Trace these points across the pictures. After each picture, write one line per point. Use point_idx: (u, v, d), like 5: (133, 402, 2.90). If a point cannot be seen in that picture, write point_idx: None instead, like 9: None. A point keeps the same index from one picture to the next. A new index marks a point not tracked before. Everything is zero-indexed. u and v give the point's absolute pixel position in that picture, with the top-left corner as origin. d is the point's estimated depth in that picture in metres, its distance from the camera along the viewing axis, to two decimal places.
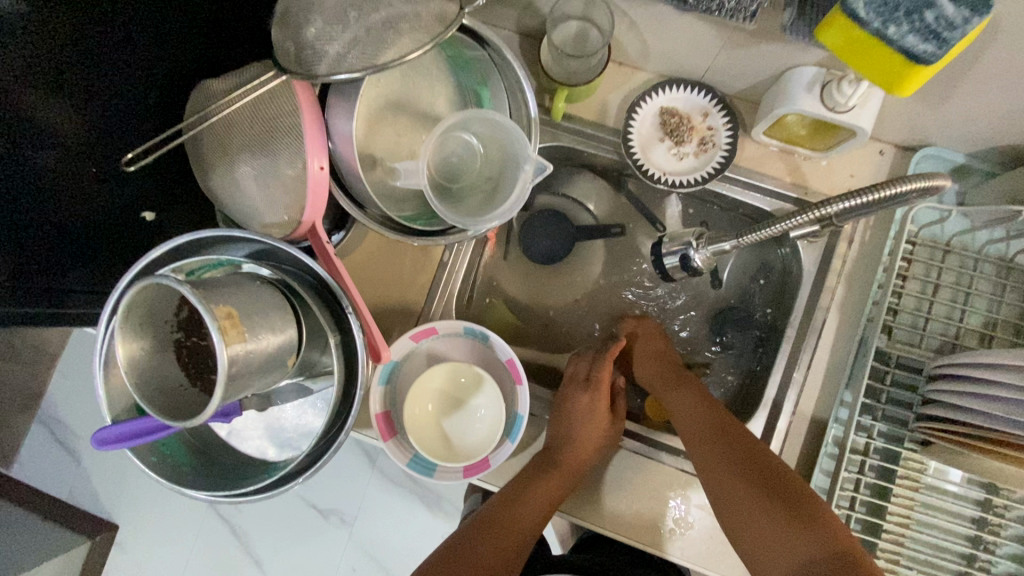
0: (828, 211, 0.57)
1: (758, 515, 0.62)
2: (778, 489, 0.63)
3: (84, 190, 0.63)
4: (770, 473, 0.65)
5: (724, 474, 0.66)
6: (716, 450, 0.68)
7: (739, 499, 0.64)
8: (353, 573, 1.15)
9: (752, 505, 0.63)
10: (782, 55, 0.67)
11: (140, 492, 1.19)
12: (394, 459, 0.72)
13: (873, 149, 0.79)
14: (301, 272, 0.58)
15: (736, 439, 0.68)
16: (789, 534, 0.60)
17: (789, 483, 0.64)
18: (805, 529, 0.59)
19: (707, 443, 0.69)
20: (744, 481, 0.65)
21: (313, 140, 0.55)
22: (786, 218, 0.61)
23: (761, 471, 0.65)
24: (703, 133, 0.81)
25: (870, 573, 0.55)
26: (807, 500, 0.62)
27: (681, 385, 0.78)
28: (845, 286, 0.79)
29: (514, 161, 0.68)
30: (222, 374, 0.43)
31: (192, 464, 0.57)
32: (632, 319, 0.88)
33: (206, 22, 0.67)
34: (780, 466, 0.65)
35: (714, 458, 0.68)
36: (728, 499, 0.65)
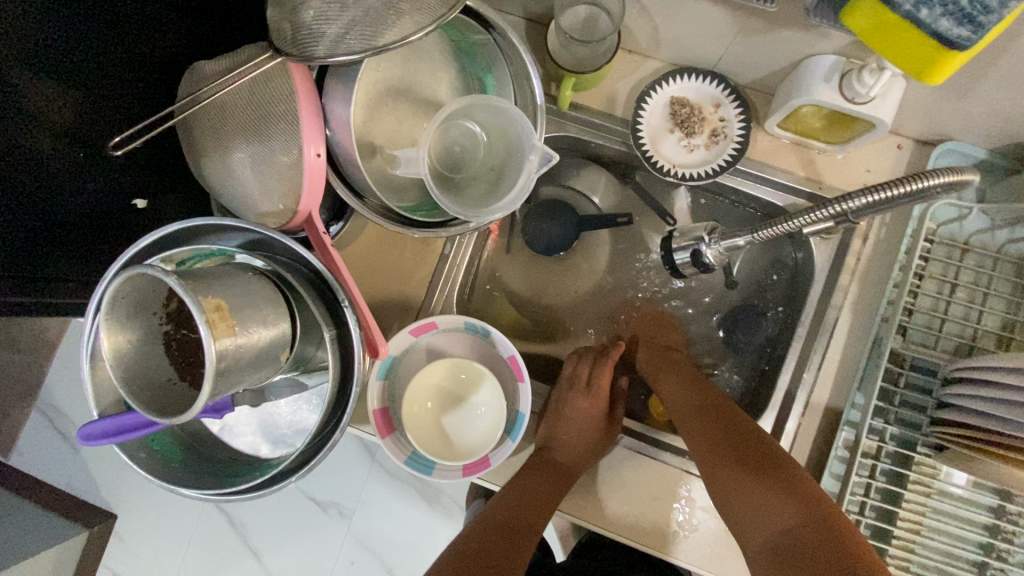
0: (847, 207, 0.54)
1: (741, 482, 0.65)
2: (761, 461, 0.65)
3: (75, 177, 0.60)
4: (756, 447, 0.67)
5: (709, 446, 0.69)
6: (704, 424, 0.72)
7: (724, 471, 0.66)
8: (351, 567, 1.13)
9: (736, 476, 0.65)
10: (799, 42, 0.64)
11: (139, 483, 1.16)
12: (391, 456, 0.70)
13: (891, 143, 0.76)
14: (295, 264, 0.56)
15: (726, 418, 0.71)
16: (770, 501, 0.62)
17: (768, 452, 0.66)
18: (785, 496, 0.61)
19: (696, 419, 0.73)
20: (729, 451, 0.67)
21: (308, 126, 0.53)
22: (802, 214, 0.58)
23: (747, 445, 0.67)
24: (715, 124, 0.78)
25: (842, 528, 0.57)
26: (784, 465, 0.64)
27: (673, 371, 0.80)
28: (859, 284, 0.77)
29: (518, 150, 0.66)
30: (210, 369, 0.41)
31: (182, 460, 0.55)
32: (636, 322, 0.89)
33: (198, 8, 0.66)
34: (767, 442, 0.67)
35: (705, 435, 0.71)
36: (713, 471, 0.67)
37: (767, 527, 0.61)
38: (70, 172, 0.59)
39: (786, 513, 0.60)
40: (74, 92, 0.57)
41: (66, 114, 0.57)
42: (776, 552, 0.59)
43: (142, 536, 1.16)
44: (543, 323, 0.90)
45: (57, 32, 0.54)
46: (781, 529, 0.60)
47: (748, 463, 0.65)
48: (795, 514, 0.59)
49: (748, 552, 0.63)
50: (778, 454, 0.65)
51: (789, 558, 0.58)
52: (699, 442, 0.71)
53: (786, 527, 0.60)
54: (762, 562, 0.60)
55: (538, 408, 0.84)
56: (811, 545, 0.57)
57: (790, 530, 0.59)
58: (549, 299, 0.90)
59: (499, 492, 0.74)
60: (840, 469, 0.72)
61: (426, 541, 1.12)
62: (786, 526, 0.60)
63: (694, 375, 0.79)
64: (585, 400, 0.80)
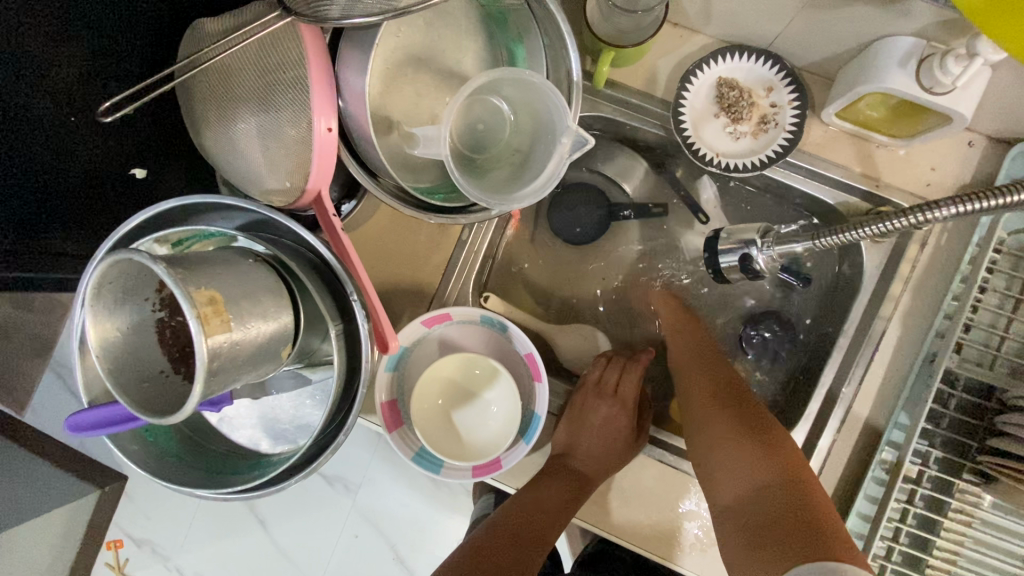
0: (929, 218, 0.47)
1: (722, 437, 0.63)
2: (749, 423, 0.63)
3: (70, 145, 0.56)
4: (749, 412, 0.65)
5: (704, 402, 0.68)
6: (702, 382, 0.70)
7: (712, 425, 0.65)
8: (354, 539, 1.10)
9: (725, 433, 0.63)
10: (872, 21, 0.57)
11: None
12: (398, 452, 0.67)
13: (962, 139, 0.69)
14: (301, 249, 0.52)
15: (727, 381, 0.69)
16: (752, 461, 0.59)
17: (760, 416, 0.64)
18: (766, 458, 0.59)
19: (697, 376, 0.71)
20: (721, 409, 0.66)
21: (319, 96, 0.48)
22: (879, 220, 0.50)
23: (739, 407, 0.65)
24: (765, 110, 0.71)
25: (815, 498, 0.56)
26: (773, 431, 0.62)
27: (687, 337, 0.76)
28: (912, 294, 0.71)
29: (548, 132, 0.60)
30: (201, 370, 0.37)
31: (178, 454, 0.52)
32: None
33: None
34: (763, 411, 0.65)
35: (701, 390, 0.69)
36: (703, 426, 0.66)
37: (740, 487, 0.59)
38: (66, 141, 0.55)
39: (765, 475, 0.58)
40: (71, 54, 0.52)
41: (63, 76, 0.53)
42: (744, 512, 0.58)
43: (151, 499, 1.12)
44: (562, 317, 0.85)
45: None
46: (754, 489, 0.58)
47: (737, 422, 0.63)
48: (773, 479, 0.58)
49: (716, 509, 0.61)
50: (770, 422, 0.63)
51: (755, 520, 0.56)
52: (692, 400, 0.69)
53: (758, 490, 0.58)
54: (728, 519, 0.59)
55: (554, 408, 0.80)
56: (782, 511, 0.55)
57: (763, 493, 0.57)
58: (571, 291, 0.85)
59: (511, 496, 0.70)
60: (875, 492, 0.67)
61: (432, 521, 1.09)
62: (762, 487, 0.58)
63: (711, 342, 0.75)
64: (609, 406, 0.75)
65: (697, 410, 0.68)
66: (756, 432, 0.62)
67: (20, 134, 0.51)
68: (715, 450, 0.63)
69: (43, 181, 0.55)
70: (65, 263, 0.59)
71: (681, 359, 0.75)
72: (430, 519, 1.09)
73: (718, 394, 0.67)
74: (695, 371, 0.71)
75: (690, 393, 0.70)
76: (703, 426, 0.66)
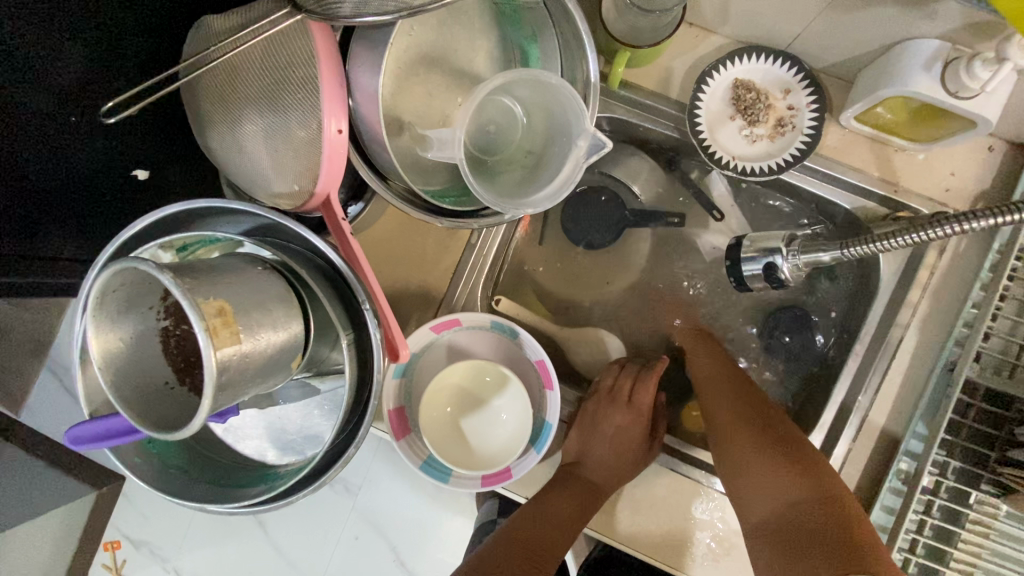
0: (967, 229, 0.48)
1: (748, 451, 0.62)
2: (774, 436, 0.63)
3: (67, 146, 0.53)
4: (774, 424, 0.65)
5: (724, 415, 0.67)
6: (721, 395, 0.69)
7: (737, 439, 0.64)
8: (355, 542, 1.08)
9: (750, 447, 0.63)
10: (894, 22, 0.56)
11: None
12: (406, 460, 0.66)
13: (981, 144, 0.67)
14: (309, 255, 0.50)
15: (746, 392, 0.69)
16: (782, 475, 0.59)
17: (784, 429, 0.64)
18: (796, 468, 0.59)
19: (716, 388, 0.70)
20: (743, 422, 0.65)
21: (330, 96, 0.46)
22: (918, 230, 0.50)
23: (762, 419, 0.65)
24: (782, 113, 0.70)
25: (848, 511, 0.55)
26: (799, 443, 0.62)
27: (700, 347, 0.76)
28: (929, 301, 0.69)
29: (564, 134, 0.58)
30: (210, 384, 0.35)
31: (182, 466, 0.50)
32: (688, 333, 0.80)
33: None
34: (785, 422, 0.65)
35: (721, 404, 0.68)
36: (726, 440, 0.65)
37: (770, 499, 0.59)
38: (63, 141, 0.53)
39: (796, 489, 0.58)
40: (68, 52, 0.51)
41: (61, 74, 0.51)
42: (777, 526, 0.58)
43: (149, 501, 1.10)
44: (573, 322, 0.84)
45: None
46: (786, 504, 0.58)
47: (762, 434, 0.63)
48: (804, 491, 0.58)
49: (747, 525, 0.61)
50: (794, 434, 0.63)
51: (790, 535, 0.56)
52: (714, 410, 0.69)
53: (790, 503, 0.58)
54: (761, 535, 0.59)
55: (565, 415, 0.78)
56: (816, 524, 0.55)
57: (795, 507, 0.57)
58: (580, 295, 0.84)
59: (522, 506, 0.69)
60: (892, 502, 0.66)
61: (435, 523, 1.08)
62: (793, 501, 0.58)
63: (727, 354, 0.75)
64: (623, 415, 0.73)
65: (719, 423, 0.67)
66: (782, 444, 0.62)
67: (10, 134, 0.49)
68: (742, 465, 0.62)
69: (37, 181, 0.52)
70: (63, 267, 0.57)
71: (697, 371, 0.74)
72: (433, 521, 1.07)
73: (742, 405, 0.67)
74: (713, 384, 0.71)
75: (710, 407, 0.69)
76: (726, 439, 0.65)
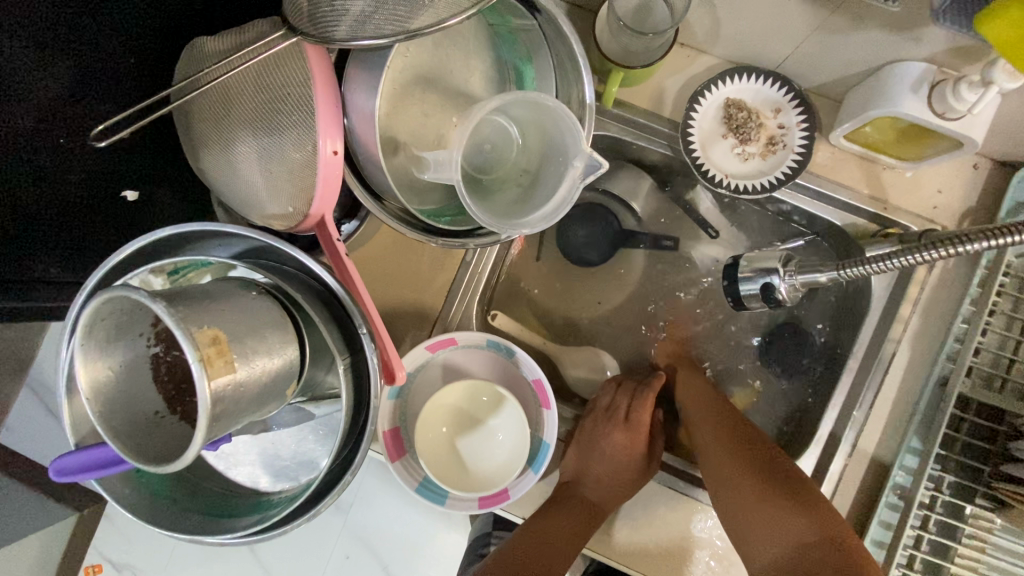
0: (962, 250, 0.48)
1: (750, 494, 0.62)
2: (772, 474, 0.64)
3: (57, 168, 0.53)
4: (773, 461, 0.65)
5: (720, 454, 0.67)
6: (715, 433, 0.69)
7: (737, 479, 0.64)
8: (346, 561, 1.05)
9: (753, 489, 0.63)
10: (883, 46, 0.57)
11: None
12: (401, 483, 0.65)
13: (967, 163, 0.69)
14: (305, 277, 0.49)
15: (740, 429, 0.69)
16: (788, 516, 0.60)
17: (782, 467, 0.65)
18: (800, 508, 0.60)
19: (710, 426, 0.70)
20: (740, 461, 0.65)
21: (325, 116, 0.46)
22: (912, 251, 0.50)
23: (759, 457, 0.66)
24: (773, 132, 0.71)
25: (856, 552, 0.56)
26: (798, 481, 0.63)
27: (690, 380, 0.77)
28: (921, 317, 0.70)
29: (560, 154, 0.58)
30: (203, 414, 0.35)
31: (171, 496, 0.48)
32: (670, 351, 0.81)
33: None
34: (780, 458, 0.66)
35: (717, 443, 0.68)
36: (725, 481, 0.65)
37: (781, 543, 0.59)
38: (51, 159, 0.52)
39: (802, 528, 0.59)
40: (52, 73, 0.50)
41: (48, 94, 0.50)
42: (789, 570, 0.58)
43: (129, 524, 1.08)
44: (568, 338, 0.84)
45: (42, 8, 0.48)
46: (795, 546, 0.58)
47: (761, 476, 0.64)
48: (813, 532, 0.58)
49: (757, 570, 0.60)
50: (792, 472, 0.64)
51: None
52: (709, 450, 0.68)
53: (797, 544, 0.58)
54: None
55: (562, 433, 0.77)
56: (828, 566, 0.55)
57: (805, 549, 0.58)
58: (576, 311, 0.84)
59: (517, 527, 0.68)
60: (889, 518, 0.66)
61: (428, 539, 1.06)
62: (801, 542, 0.58)
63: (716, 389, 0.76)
64: (622, 434, 0.72)
65: (714, 462, 0.67)
66: (786, 482, 0.63)
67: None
68: (746, 508, 0.62)
69: (12, 197, 0.50)
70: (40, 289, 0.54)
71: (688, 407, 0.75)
72: (426, 539, 1.05)
73: (737, 443, 0.67)
74: (705, 421, 0.71)
75: (706, 445, 0.69)
76: (724, 480, 0.65)
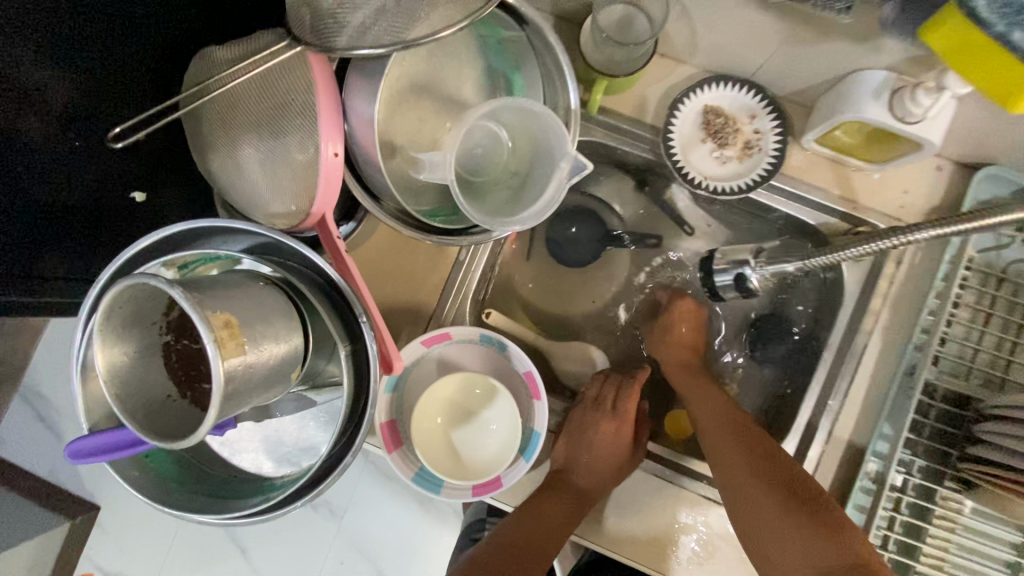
0: (917, 237, 0.54)
1: (772, 518, 0.62)
2: (793, 494, 0.63)
3: (68, 169, 0.56)
4: (790, 479, 0.64)
5: (738, 474, 0.66)
6: (731, 450, 0.68)
7: (757, 502, 0.64)
8: (340, 566, 1.09)
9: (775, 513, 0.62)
10: (848, 55, 0.61)
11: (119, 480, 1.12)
12: (399, 472, 0.68)
13: (930, 164, 0.73)
14: (307, 271, 0.52)
15: (756, 444, 0.68)
16: (810, 540, 0.60)
17: (803, 486, 0.64)
18: (823, 532, 0.59)
19: (724, 443, 0.69)
20: (758, 480, 0.65)
21: (327, 121, 0.49)
22: (872, 240, 0.57)
23: (778, 476, 0.65)
24: (749, 136, 0.75)
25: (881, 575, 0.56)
26: (819, 501, 0.62)
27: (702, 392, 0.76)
28: (890, 310, 0.74)
29: (547, 157, 0.62)
30: (217, 391, 0.37)
31: (179, 480, 0.51)
32: (658, 337, 0.82)
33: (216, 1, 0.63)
34: (800, 475, 0.65)
35: (733, 462, 0.67)
36: (745, 503, 0.65)
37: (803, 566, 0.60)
38: (63, 162, 0.55)
39: (826, 554, 0.58)
40: (69, 82, 0.54)
41: (62, 102, 0.54)
42: None
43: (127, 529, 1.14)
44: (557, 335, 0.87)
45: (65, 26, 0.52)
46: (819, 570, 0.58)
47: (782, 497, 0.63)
48: (835, 556, 0.58)
49: None
50: (813, 491, 0.63)
51: None
52: (726, 468, 0.68)
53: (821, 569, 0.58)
54: None
55: (553, 425, 0.80)
56: None
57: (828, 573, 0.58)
58: (565, 309, 0.88)
59: (509, 514, 0.70)
60: (863, 501, 0.69)
61: (419, 544, 1.09)
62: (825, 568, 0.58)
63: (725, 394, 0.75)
64: (610, 422, 0.75)
65: (733, 483, 0.66)
66: (805, 502, 0.62)
67: (1, 147, 0.51)
68: (769, 532, 0.62)
69: (25, 196, 0.54)
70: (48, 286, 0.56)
71: (701, 421, 0.74)
72: (417, 545, 1.09)
73: (754, 460, 0.66)
74: (719, 437, 0.70)
75: (722, 463, 0.69)
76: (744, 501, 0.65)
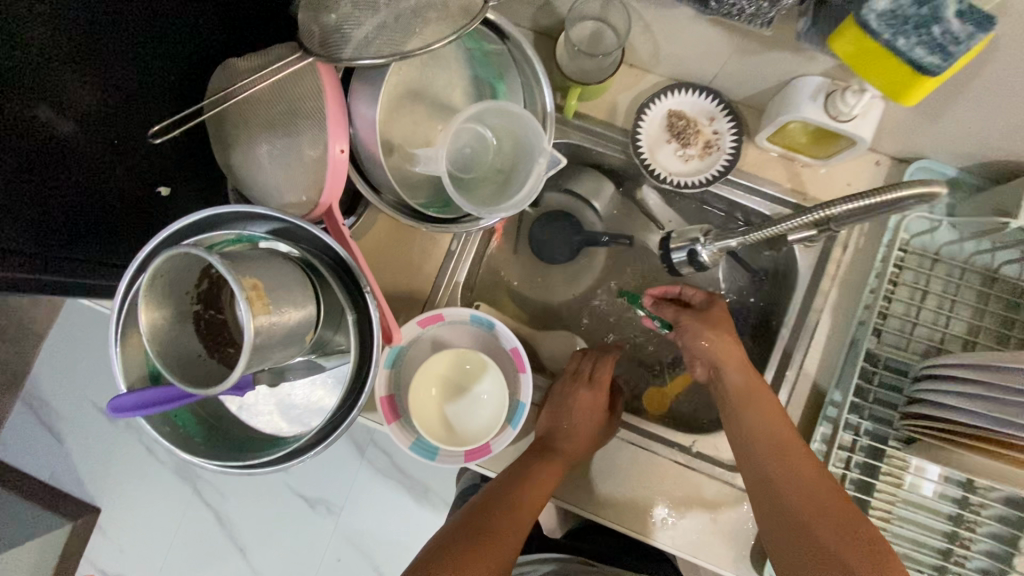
0: (829, 213, 0.59)
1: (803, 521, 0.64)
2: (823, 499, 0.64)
3: (102, 165, 0.62)
4: (821, 484, 0.66)
5: (773, 477, 0.67)
6: (768, 454, 0.69)
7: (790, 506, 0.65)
8: (338, 561, 1.25)
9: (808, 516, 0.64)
10: (789, 63, 0.70)
11: (146, 469, 1.29)
12: (396, 441, 0.74)
13: (870, 160, 0.82)
14: (318, 251, 0.59)
15: (790, 450, 0.69)
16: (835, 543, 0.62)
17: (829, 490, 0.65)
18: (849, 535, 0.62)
19: (762, 446, 0.70)
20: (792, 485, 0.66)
21: (335, 122, 0.57)
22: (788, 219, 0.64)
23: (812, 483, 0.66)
24: (709, 137, 0.83)
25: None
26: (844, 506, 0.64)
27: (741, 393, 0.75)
28: (839, 289, 0.82)
29: (527, 153, 0.70)
30: (248, 342, 0.44)
31: (203, 436, 0.57)
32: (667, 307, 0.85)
33: (232, 22, 0.72)
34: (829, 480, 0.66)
35: (770, 466, 0.68)
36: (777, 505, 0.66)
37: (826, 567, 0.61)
38: (100, 158, 0.62)
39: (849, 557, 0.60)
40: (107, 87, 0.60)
41: (99, 103, 0.60)
42: None
43: (151, 521, 1.29)
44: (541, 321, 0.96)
45: (106, 42, 0.59)
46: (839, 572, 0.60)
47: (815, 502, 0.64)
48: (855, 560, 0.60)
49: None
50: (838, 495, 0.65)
51: None
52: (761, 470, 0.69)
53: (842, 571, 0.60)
54: None
55: (537, 400, 0.87)
56: None
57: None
58: (548, 297, 0.96)
59: (496, 478, 0.77)
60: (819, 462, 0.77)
61: (407, 539, 1.24)
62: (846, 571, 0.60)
63: (782, 411, 0.73)
64: (588, 392, 0.82)
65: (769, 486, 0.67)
66: (833, 508, 0.64)
67: (53, 149, 0.57)
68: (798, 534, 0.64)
69: (70, 188, 0.59)
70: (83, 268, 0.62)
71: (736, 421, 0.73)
72: (407, 540, 1.24)
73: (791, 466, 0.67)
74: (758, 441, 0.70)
75: (759, 466, 0.69)
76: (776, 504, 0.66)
